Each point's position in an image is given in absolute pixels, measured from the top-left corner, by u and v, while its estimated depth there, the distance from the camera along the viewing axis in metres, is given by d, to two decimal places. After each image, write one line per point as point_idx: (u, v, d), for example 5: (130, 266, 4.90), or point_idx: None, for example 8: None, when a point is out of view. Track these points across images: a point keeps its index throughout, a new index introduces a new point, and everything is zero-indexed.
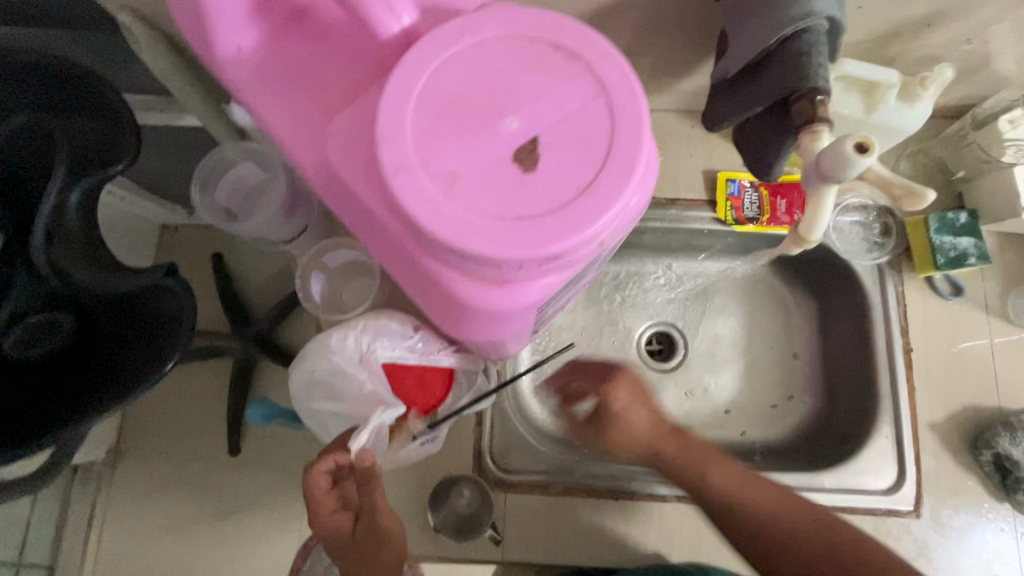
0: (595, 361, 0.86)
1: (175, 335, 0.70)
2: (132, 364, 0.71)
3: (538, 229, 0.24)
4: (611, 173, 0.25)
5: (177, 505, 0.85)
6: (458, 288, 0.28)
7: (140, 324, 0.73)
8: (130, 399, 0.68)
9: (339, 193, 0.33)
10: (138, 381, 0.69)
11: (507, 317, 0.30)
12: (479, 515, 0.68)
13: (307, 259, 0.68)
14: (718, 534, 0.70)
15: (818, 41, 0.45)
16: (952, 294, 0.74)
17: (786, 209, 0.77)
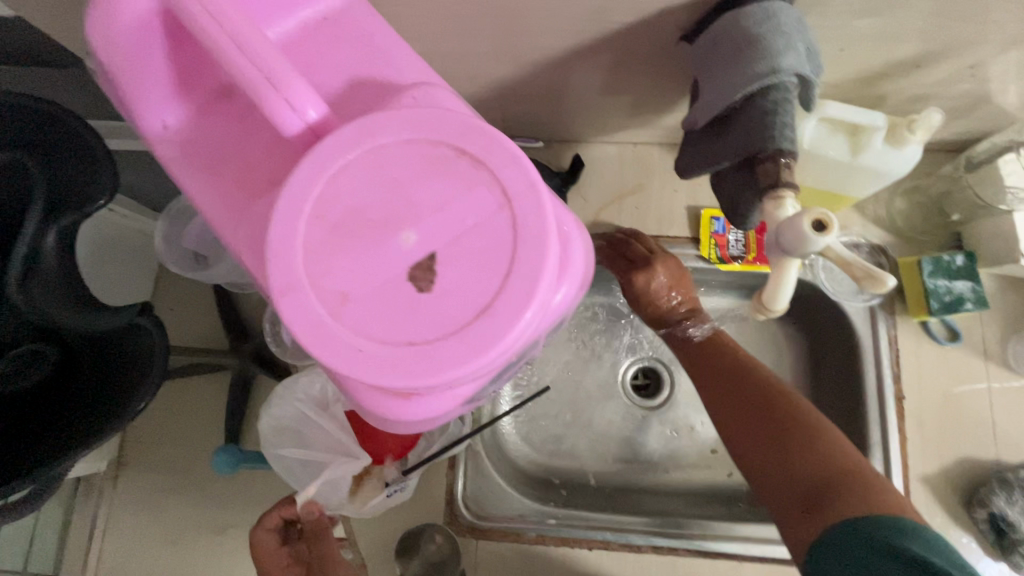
0: (580, 396, 0.85)
1: (151, 373, 0.71)
2: (112, 398, 0.71)
3: (429, 358, 0.22)
4: (512, 294, 0.23)
5: (168, 528, 0.84)
6: (365, 398, 0.27)
7: (116, 359, 0.74)
8: (110, 433, 0.68)
9: (259, 282, 0.32)
10: (116, 416, 0.69)
11: (424, 421, 0.29)
12: (447, 563, 0.66)
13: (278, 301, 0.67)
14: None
15: (786, 99, 0.43)
16: (948, 339, 0.70)
17: None
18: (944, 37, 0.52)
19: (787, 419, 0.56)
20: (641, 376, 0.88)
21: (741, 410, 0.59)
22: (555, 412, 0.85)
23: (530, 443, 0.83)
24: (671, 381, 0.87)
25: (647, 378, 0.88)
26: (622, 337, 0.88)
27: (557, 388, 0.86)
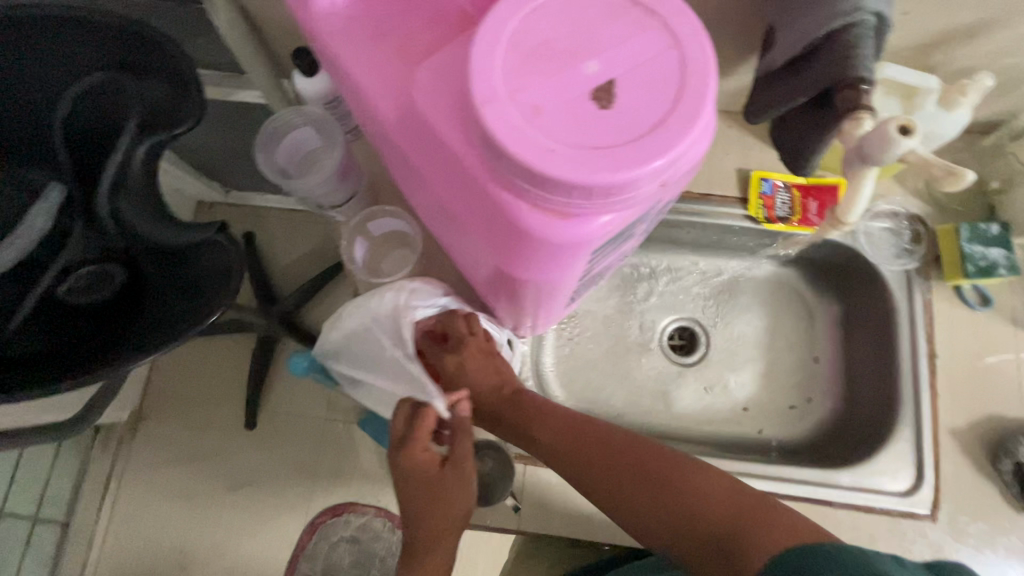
0: (617, 348, 0.89)
1: (218, 288, 0.73)
2: (177, 311, 0.74)
3: (612, 157, 0.27)
4: (681, 112, 0.27)
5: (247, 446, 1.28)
6: (526, 218, 0.31)
7: (182, 277, 0.77)
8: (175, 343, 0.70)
9: (417, 136, 0.36)
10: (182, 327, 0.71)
11: (566, 251, 0.33)
12: (499, 482, 0.70)
13: (353, 225, 0.71)
14: None
15: (865, 35, 0.47)
16: (979, 304, 0.74)
17: (817, 211, 0.79)
18: (1004, 3, 0.57)
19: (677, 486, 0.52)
20: (677, 336, 0.91)
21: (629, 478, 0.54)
22: (595, 362, 0.89)
23: (567, 389, 0.87)
24: (707, 341, 0.90)
25: (682, 338, 0.91)
26: (661, 297, 0.92)
27: (597, 339, 0.90)
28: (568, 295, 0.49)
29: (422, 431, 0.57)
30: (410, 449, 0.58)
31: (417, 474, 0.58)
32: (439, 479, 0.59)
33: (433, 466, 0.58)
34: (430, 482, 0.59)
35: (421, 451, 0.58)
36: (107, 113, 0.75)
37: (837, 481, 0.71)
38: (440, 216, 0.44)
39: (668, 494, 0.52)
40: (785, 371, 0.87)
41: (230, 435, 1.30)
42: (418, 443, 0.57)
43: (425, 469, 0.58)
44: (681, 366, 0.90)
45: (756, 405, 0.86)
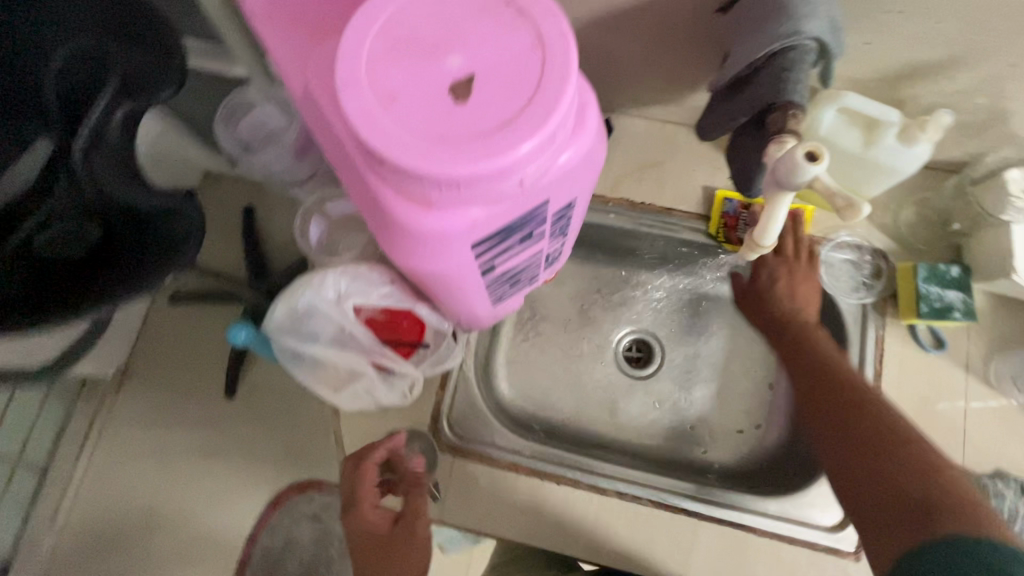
0: (573, 354, 0.90)
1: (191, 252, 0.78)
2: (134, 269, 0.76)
3: (457, 150, 0.27)
4: (532, 113, 0.28)
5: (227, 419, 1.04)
6: (390, 205, 0.31)
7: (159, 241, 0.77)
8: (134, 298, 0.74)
9: (314, 116, 0.37)
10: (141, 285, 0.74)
11: (433, 244, 0.33)
12: (423, 471, 0.71)
13: (308, 204, 0.72)
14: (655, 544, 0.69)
15: (802, 61, 0.47)
16: (933, 346, 0.73)
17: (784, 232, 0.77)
18: (965, 42, 0.56)
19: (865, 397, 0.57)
20: (634, 348, 0.91)
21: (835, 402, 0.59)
22: (549, 364, 0.89)
23: (517, 389, 0.87)
24: (662, 356, 0.90)
25: (639, 350, 0.91)
26: (623, 306, 0.92)
27: (554, 342, 0.90)
28: (482, 291, 0.50)
29: (369, 486, 0.63)
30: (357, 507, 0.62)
31: (370, 530, 0.62)
32: (391, 535, 0.62)
33: (384, 525, 0.63)
34: (380, 541, 0.62)
35: (367, 508, 0.63)
36: (86, 74, 0.70)
37: (764, 509, 0.70)
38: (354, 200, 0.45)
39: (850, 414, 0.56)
40: (737, 394, 0.86)
41: (203, 410, 1.05)
42: (367, 500, 0.63)
43: (375, 528, 0.62)
44: (635, 378, 0.89)
45: (704, 425, 0.85)
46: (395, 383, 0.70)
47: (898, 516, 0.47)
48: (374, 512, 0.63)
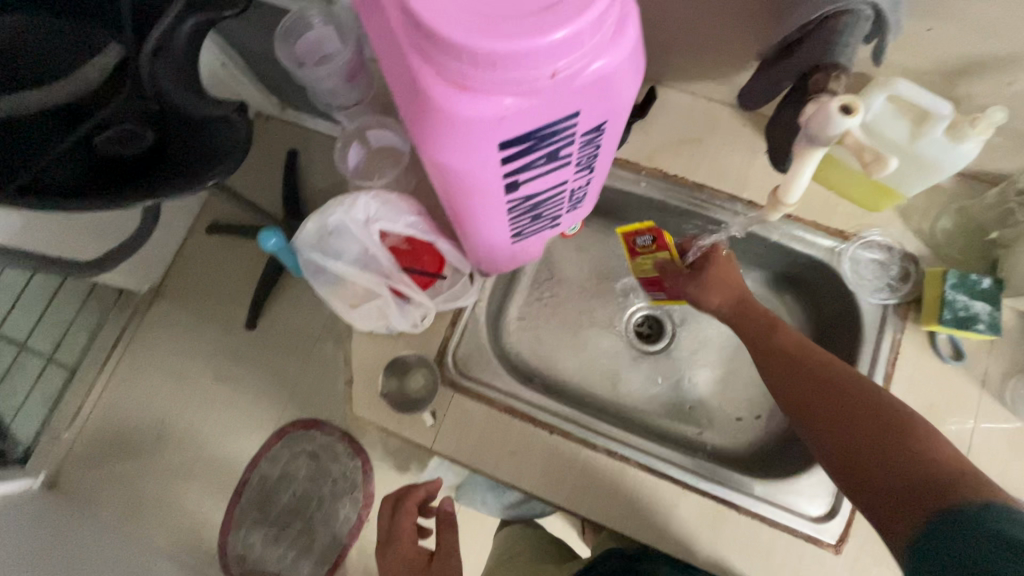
0: (584, 319, 0.91)
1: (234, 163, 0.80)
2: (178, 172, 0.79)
3: (499, 25, 0.29)
4: (573, 3, 0.30)
5: None
6: (427, 83, 0.33)
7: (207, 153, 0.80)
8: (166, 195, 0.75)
9: (370, 8, 0.39)
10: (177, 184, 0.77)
11: (461, 132, 0.35)
12: (423, 399, 0.73)
13: (350, 129, 0.77)
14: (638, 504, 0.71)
15: (856, 25, 0.47)
16: (951, 356, 0.71)
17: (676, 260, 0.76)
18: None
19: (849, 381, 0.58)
20: (646, 324, 0.92)
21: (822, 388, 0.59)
22: (559, 325, 0.90)
23: (523, 344, 0.88)
24: (673, 334, 0.90)
25: (650, 327, 0.92)
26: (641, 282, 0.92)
27: (567, 305, 0.91)
28: (501, 218, 0.51)
29: (405, 524, 0.77)
30: (394, 543, 0.76)
31: (408, 563, 0.74)
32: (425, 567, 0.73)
33: (422, 559, 0.74)
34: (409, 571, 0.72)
35: (400, 547, 0.74)
36: None
37: (750, 489, 0.71)
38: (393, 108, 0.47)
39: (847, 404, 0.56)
40: (742, 382, 0.86)
41: None
42: (405, 537, 0.76)
43: (414, 561, 0.73)
44: (643, 352, 0.90)
45: (704, 408, 0.86)
46: (408, 311, 0.72)
47: (906, 495, 0.49)
48: (411, 550, 0.74)
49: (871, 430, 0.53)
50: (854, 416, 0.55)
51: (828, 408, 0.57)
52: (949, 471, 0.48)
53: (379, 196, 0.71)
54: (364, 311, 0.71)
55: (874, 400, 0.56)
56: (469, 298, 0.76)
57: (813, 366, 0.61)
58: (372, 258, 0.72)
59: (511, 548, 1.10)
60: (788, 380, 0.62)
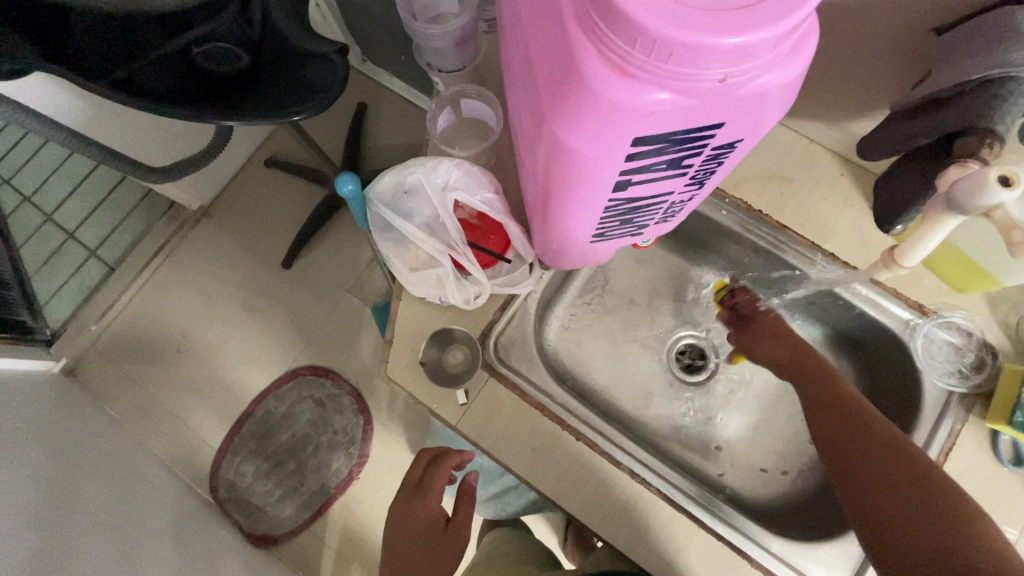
0: (627, 333, 0.89)
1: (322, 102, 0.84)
2: (263, 96, 0.85)
3: (687, 15, 0.28)
4: (770, 9, 0.28)
5: None
6: (585, 59, 0.32)
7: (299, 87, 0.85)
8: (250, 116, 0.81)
9: None
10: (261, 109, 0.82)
11: (605, 115, 0.34)
12: (460, 375, 0.73)
13: (446, 94, 0.74)
14: (650, 533, 0.68)
15: (1019, 95, 0.44)
16: (1011, 461, 0.66)
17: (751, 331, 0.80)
18: None
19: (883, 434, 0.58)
20: (688, 353, 0.90)
21: (848, 438, 0.59)
22: (602, 334, 0.88)
23: (562, 344, 0.87)
24: (713, 371, 0.88)
25: (692, 357, 0.90)
26: (694, 312, 0.91)
27: (613, 316, 0.89)
28: (594, 212, 0.50)
29: (438, 481, 0.77)
30: (421, 496, 0.77)
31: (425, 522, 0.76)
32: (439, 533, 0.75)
33: (438, 521, 0.76)
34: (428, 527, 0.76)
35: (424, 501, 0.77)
36: None
37: (767, 545, 0.68)
38: (519, 71, 0.45)
39: (877, 458, 0.56)
40: (774, 434, 0.84)
41: None
42: (432, 493, 0.77)
43: (433, 520, 0.76)
44: (679, 380, 0.88)
45: (730, 450, 0.84)
46: (464, 287, 0.71)
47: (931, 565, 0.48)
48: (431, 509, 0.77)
49: (899, 498, 0.53)
50: (886, 483, 0.54)
51: (860, 463, 0.57)
52: (982, 549, 0.47)
53: (461, 167, 0.70)
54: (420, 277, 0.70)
55: (907, 458, 0.55)
56: (528, 287, 0.74)
57: (850, 416, 0.61)
58: (439, 226, 0.71)
59: (494, 550, 1.07)
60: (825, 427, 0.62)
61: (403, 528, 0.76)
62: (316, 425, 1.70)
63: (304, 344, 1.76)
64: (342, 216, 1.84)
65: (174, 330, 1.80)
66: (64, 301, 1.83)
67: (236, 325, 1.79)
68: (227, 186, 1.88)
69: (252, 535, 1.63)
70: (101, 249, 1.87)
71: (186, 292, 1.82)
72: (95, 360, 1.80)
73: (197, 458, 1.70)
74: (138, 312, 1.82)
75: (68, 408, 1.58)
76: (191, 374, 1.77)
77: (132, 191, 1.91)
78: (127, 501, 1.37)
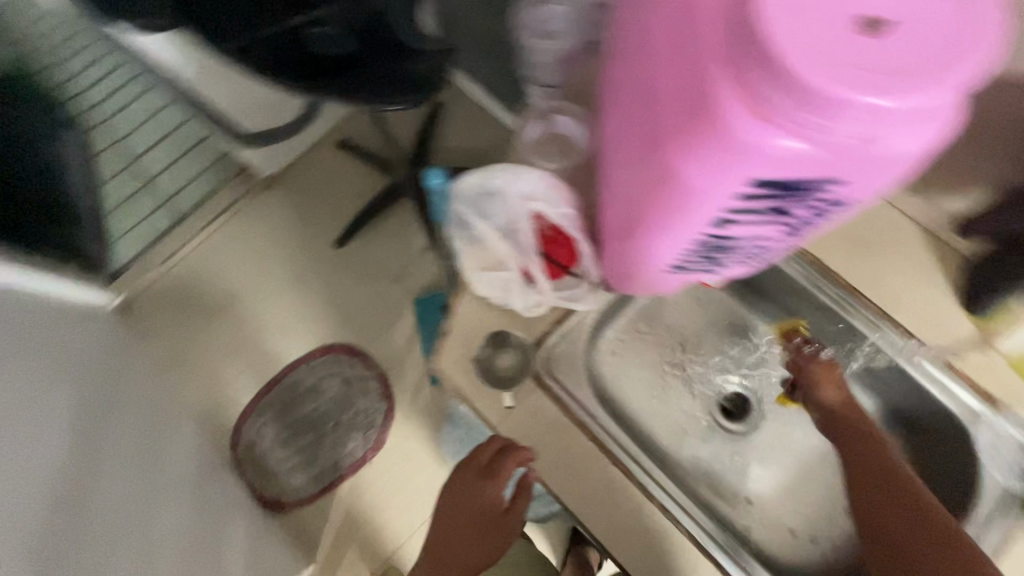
0: (674, 368, 0.89)
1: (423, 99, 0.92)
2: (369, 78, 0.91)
3: (842, 71, 0.29)
4: (927, 78, 0.29)
5: None
6: (724, 97, 0.33)
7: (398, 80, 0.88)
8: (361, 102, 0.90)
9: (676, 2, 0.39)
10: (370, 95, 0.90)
11: (730, 155, 0.35)
12: (509, 380, 0.74)
13: (542, 109, 0.78)
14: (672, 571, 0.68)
15: None
16: None
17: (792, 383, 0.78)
18: None
19: (931, 513, 0.58)
20: (731, 400, 0.89)
21: (895, 509, 0.59)
22: (648, 365, 0.88)
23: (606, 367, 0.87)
24: (756, 422, 0.87)
25: (735, 404, 0.89)
26: (745, 359, 0.90)
27: (663, 349, 0.89)
28: (683, 243, 0.51)
29: (499, 482, 0.76)
30: (483, 484, 0.78)
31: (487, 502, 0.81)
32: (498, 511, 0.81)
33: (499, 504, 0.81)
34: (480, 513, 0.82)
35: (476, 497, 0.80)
36: None
37: None
38: (634, 99, 0.47)
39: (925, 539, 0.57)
40: (809, 498, 0.82)
41: None
42: (488, 492, 0.79)
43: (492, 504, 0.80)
44: (719, 426, 0.87)
45: (761, 505, 0.82)
46: (527, 295, 0.73)
47: None
48: (486, 500, 0.81)
49: None
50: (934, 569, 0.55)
51: (904, 538, 0.57)
52: None
53: (545, 180, 0.71)
54: (488, 278, 0.73)
55: (954, 541, 0.56)
56: (588, 305, 0.75)
57: (895, 482, 0.61)
58: (513, 232, 0.74)
59: None
60: (867, 490, 0.62)
61: (458, 504, 0.83)
62: (341, 402, 1.74)
63: (342, 322, 1.81)
64: (400, 206, 1.89)
65: (224, 287, 1.87)
66: (131, 242, 1.94)
67: (282, 293, 1.85)
68: (298, 160, 1.96)
69: (263, 497, 1.68)
70: (173, 200, 1.98)
71: (242, 254, 1.90)
72: (148, 302, 1.89)
73: (223, 413, 1.76)
74: (194, 264, 1.91)
75: (117, 343, 1.66)
76: (232, 331, 1.83)
77: (212, 149, 2.01)
78: (155, 441, 1.43)
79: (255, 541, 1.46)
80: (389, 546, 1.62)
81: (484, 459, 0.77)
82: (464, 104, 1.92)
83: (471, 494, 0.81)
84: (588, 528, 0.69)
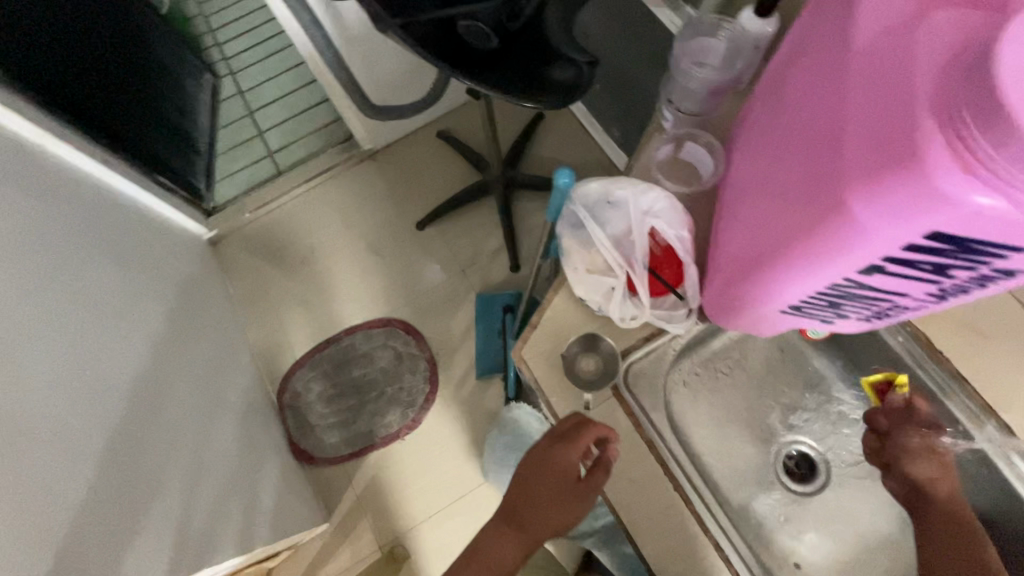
0: (744, 414, 0.88)
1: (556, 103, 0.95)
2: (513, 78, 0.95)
3: None
4: None
5: None
6: (929, 148, 0.35)
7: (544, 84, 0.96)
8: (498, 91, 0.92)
9: (880, 55, 0.41)
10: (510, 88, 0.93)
11: (919, 201, 0.36)
12: (590, 382, 0.75)
13: (678, 132, 0.80)
14: None
15: None
16: None
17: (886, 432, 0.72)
18: None
19: None
20: (796, 461, 0.87)
21: None
22: (718, 404, 0.88)
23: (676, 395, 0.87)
24: (818, 488, 0.85)
25: (799, 466, 0.87)
26: (819, 423, 0.88)
27: (736, 392, 0.88)
28: (819, 285, 0.52)
29: (573, 451, 0.70)
30: (554, 453, 0.71)
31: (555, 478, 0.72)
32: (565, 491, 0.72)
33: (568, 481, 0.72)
34: (542, 493, 0.73)
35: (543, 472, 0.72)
36: None
37: None
38: (806, 136, 0.49)
39: None
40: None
41: None
42: (553, 462, 0.71)
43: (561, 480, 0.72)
44: (778, 483, 0.86)
45: (810, 574, 0.79)
46: (624, 306, 0.74)
47: None
48: (550, 477, 0.72)
49: None
50: None
51: None
52: None
53: (669, 200, 0.74)
54: (590, 280, 0.75)
55: None
56: (681, 330, 0.76)
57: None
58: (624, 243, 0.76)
59: None
60: None
61: (521, 483, 0.75)
62: (388, 375, 1.80)
63: (406, 300, 1.87)
64: (483, 203, 1.96)
65: (306, 243, 1.98)
66: (234, 184, 2.09)
67: (357, 260, 1.94)
68: (399, 141, 2.06)
69: (296, 446, 1.75)
70: (279, 154, 2.12)
71: (329, 216, 2.01)
72: (235, 241, 2.01)
73: (278, 358, 1.85)
74: (284, 216, 2.03)
75: (203, 272, 1.78)
76: (304, 285, 1.94)
77: (323, 116, 2.15)
78: (219, 369, 1.52)
79: (283, 485, 1.52)
80: (401, 524, 1.65)
81: (557, 428, 0.73)
82: (566, 120, 1.98)
83: (537, 469, 0.74)
84: (638, 543, 0.70)
